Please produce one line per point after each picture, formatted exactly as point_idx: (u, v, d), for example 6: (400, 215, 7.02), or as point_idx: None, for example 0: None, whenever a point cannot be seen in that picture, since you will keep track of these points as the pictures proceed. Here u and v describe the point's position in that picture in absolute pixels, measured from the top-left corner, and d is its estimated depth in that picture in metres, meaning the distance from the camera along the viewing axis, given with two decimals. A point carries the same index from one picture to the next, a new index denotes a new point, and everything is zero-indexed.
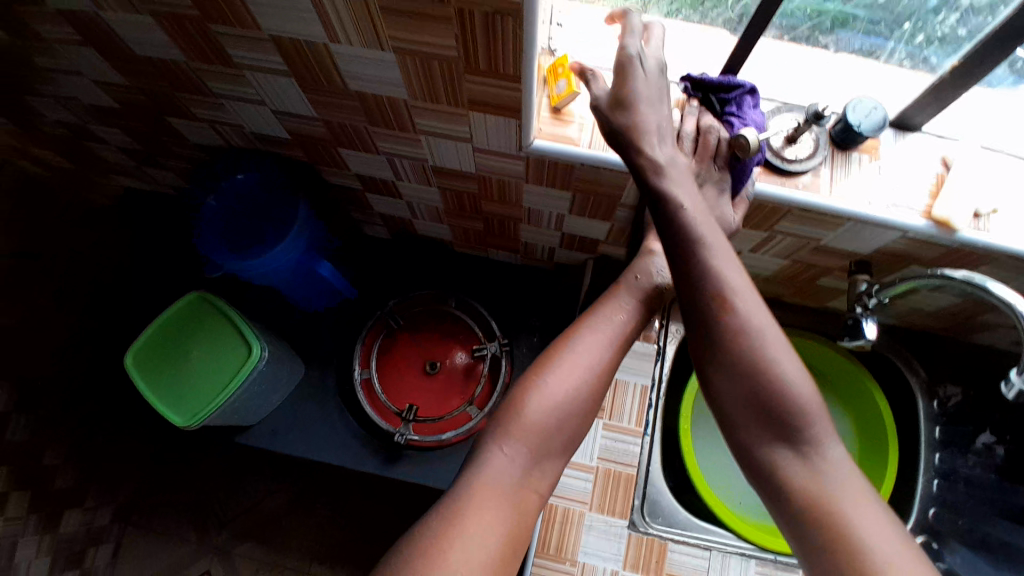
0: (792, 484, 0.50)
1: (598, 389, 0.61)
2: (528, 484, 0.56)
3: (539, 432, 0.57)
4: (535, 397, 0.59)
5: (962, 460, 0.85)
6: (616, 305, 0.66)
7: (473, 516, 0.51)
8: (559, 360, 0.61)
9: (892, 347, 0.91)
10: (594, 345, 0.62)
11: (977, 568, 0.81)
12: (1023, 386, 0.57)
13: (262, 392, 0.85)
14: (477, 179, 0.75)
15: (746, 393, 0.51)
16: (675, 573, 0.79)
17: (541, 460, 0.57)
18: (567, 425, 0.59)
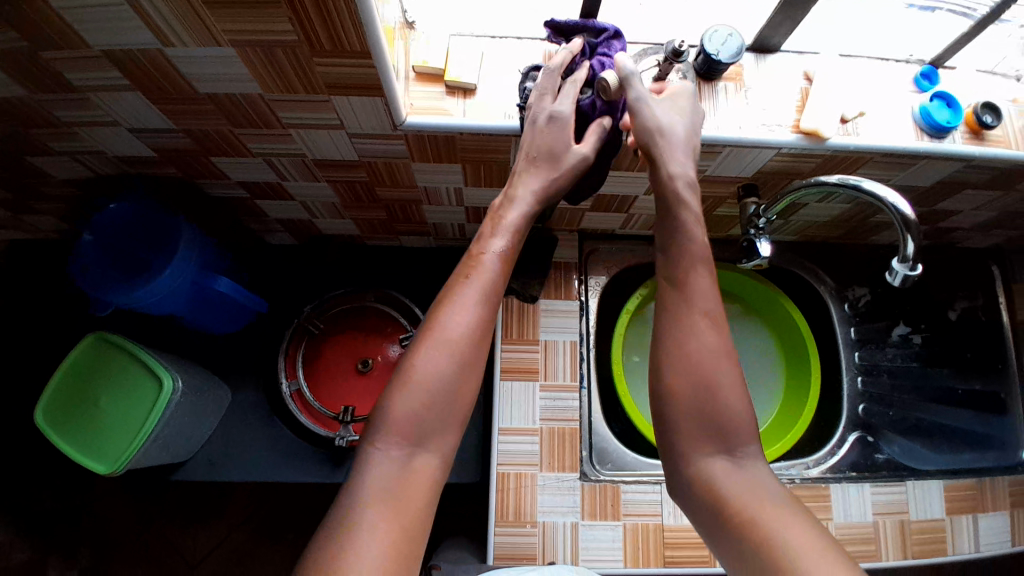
0: (721, 494, 0.52)
1: (475, 354, 0.55)
2: (412, 474, 0.51)
3: (415, 417, 0.52)
4: (403, 391, 0.53)
5: (881, 353, 0.92)
6: (482, 266, 0.59)
7: (358, 528, 0.47)
8: (426, 342, 0.55)
9: (800, 263, 0.94)
10: (460, 315, 0.56)
11: (915, 452, 0.87)
12: (905, 272, 0.58)
13: (187, 424, 0.81)
14: (364, 167, 0.73)
15: (695, 403, 0.55)
16: (632, 514, 0.80)
17: (424, 444, 0.53)
18: (447, 402, 0.54)
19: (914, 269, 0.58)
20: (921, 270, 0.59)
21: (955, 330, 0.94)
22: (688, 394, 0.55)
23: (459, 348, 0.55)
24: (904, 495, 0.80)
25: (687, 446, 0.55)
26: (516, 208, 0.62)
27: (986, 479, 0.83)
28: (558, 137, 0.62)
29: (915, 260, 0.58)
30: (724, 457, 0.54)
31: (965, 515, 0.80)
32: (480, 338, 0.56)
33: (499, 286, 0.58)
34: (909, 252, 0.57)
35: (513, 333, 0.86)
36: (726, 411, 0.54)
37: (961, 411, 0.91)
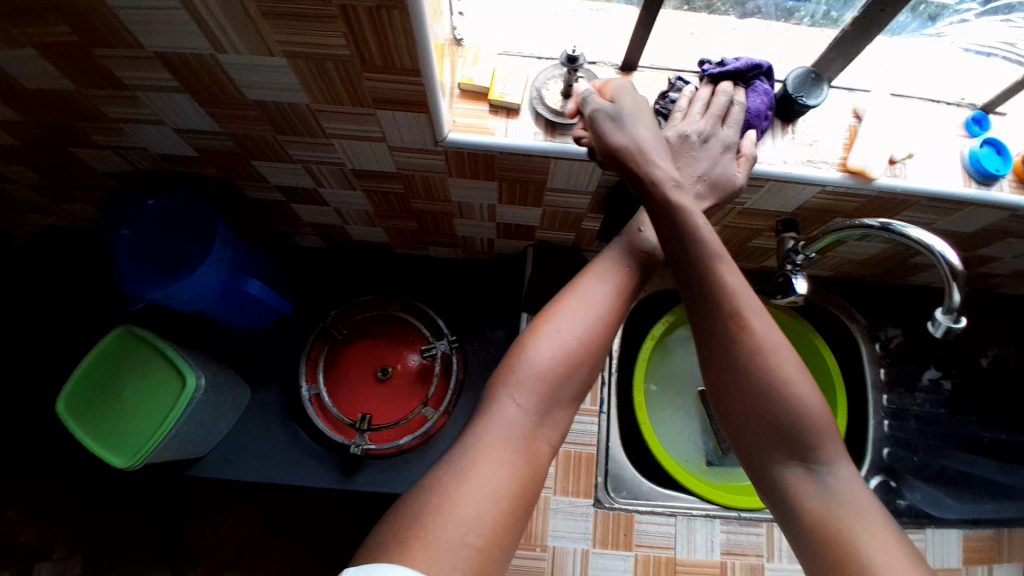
0: (804, 505, 0.51)
1: (609, 330, 0.60)
2: (537, 430, 0.55)
3: (544, 379, 0.56)
4: (539, 346, 0.58)
5: (909, 398, 0.90)
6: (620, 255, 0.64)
7: (482, 463, 0.51)
8: (565, 309, 0.59)
9: (832, 299, 0.93)
10: (599, 290, 0.61)
11: (938, 501, 0.85)
12: (949, 324, 0.57)
13: (206, 422, 0.82)
14: (401, 179, 0.73)
15: (758, 408, 0.53)
16: (645, 544, 0.80)
17: (552, 409, 0.57)
18: (576, 375, 0.58)
19: (958, 321, 0.57)
20: (964, 324, 0.57)
21: (989, 379, 0.91)
22: (751, 412, 0.54)
23: (593, 330, 0.59)
24: (922, 543, 0.81)
25: (763, 453, 0.54)
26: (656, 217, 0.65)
27: (1004, 533, 0.83)
28: (689, 159, 0.62)
29: (959, 312, 0.56)
30: (800, 467, 0.52)
31: (982, 567, 0.81)
32: (615, 316, 0.61)
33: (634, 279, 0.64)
34: (955, 303, 0.56)
35: None
36: (799, 415, 0.53)
37: (985, 461, 0.87)
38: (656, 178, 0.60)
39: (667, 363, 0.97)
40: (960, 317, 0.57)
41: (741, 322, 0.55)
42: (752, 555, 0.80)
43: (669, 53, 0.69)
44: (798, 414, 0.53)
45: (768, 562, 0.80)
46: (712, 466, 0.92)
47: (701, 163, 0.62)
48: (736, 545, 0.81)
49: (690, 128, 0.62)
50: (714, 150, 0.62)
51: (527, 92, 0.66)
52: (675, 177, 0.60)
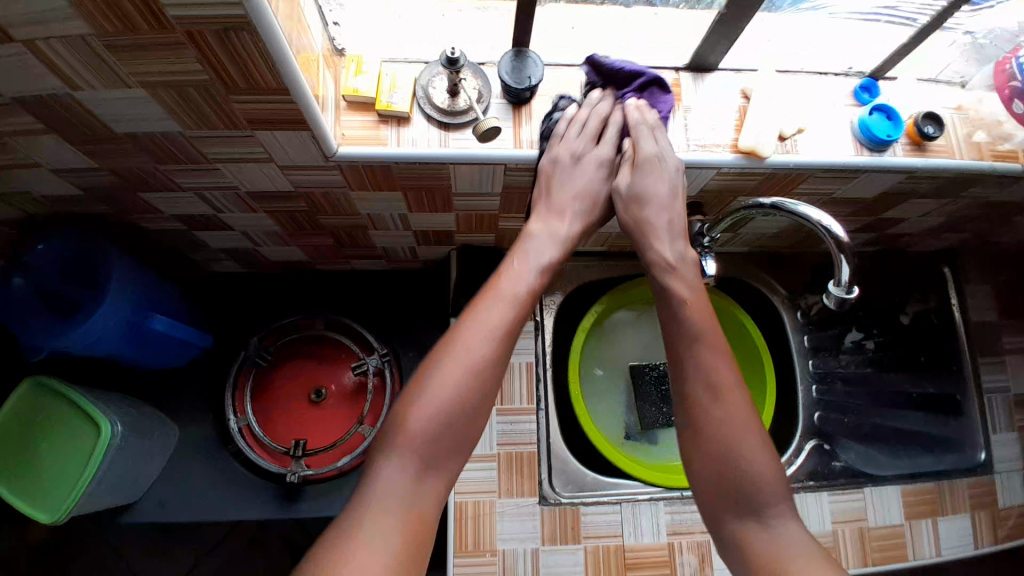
0: (753, 555, 0.54)
1: (493, 374, 0.56)
2: (416, 494, 0.52)
3: (424, 440, 0.53)
4: (417, 404, 0.54)
5: (834, 361, 0.93)
6: (502, 293, 0.60)
7: (360, 536, 0.48)
8: (447, 356, 0.56)
9: (755, 273, 0.94)
10: (479, 334, 0.57)
11: (872, 459, 0.88)
12: (840, 296, 0.59)
13: (130, 468, 0.79)
14: (301, 197, 0.71)
15: (715, 467, 0.55)
16: (592, 535, 0.80)
17: (434, 469, 0.53)
18: (458, 425, 0.54)
19: (849, 292, 0.59)
20: (856, 294, 0.59)
21: (911, 336, 0.93)
22: (712, 472, 0.55)
23: (465, 386, 0.55)
24: (862, 502, 0.82)
25: (717, 515, 0.56)
26: (541, 242, 0.63)
27: (945, 483, 0.84)
28: (567, 180, 0.64)
29: (850, 282, 0.58)
30: (757, 525, 0.54)
31: (923, 519, 0.82)
32: (499, 360, 0.57)
33: (520, 313, 0.60)
34: (845, 276, 0.57)
35: None
36: (754, 477, 0.54)
37: (914, 414, 0.91)
38: (652, 258, 0.63)
39: (601, 347, 0.98)
40: (851, 286, 0.59)
41: (713, 392, 0.56)
42: (698, 532, 0.81)
43: (555, 49, 0.69)
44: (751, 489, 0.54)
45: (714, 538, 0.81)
46: (631, 440, 0.94)
47: (577, 184, 0.64)
48: (681, 525, 0.81)
49: (565, 151, 0.63)
50: (578, 170, 0.64)
51: (414, 91, 0.64)
52: (672, 259, 0.62)
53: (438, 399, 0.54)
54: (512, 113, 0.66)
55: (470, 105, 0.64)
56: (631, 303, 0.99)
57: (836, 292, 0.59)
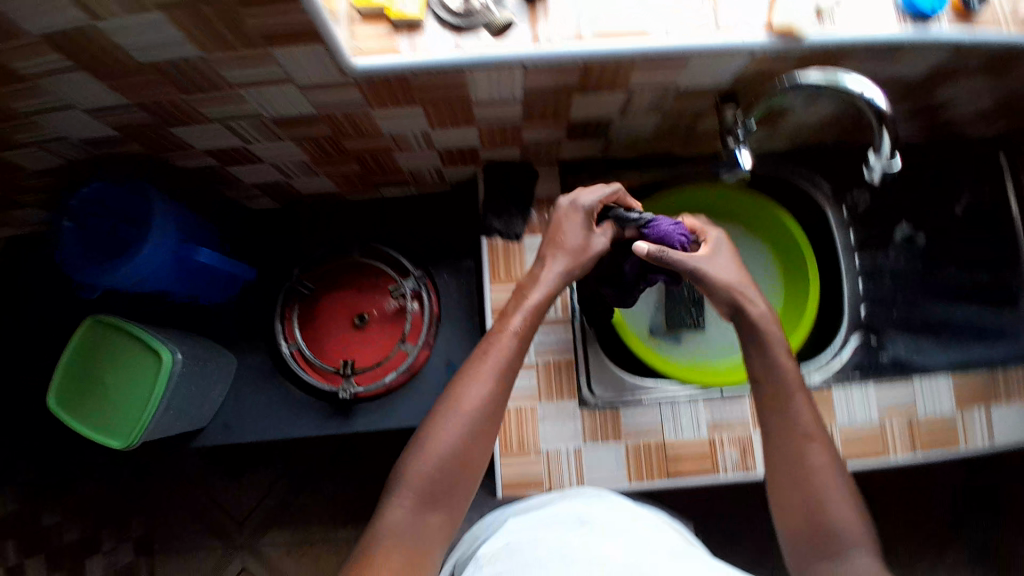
0: None
1: (484, 422, 0.66)
2: (422, 531, 0.62)
3: (426, 483, 0.63)
4: (419, 457, 0.64)
5: (881, 257, 0.88)
6: (493, 348, 0.69)
7: (376, 569, 0.59)
8: (446, 413, 0.65)
9: (795, 171, 0.90)
10: (474, 389, 0.66)
11: (921, 349, 0.85)
12: (885, 163, 0.61)
13: (192, 393, 0.85)
14: (326, 119, 0.71)
15: (807, 505, 0.65)
16: (632, 433, 0.83)
17: (436, 503, 0.63)
18: (460, 465, 0.64)
19: (892, 160, 0.61)
20: (900, 161, 0.61)
21: (963, 228, 0.88)
22: (801, 512, 0.65)
23: (465, 433, 0.65)
24: (912, 395, 0.81)
25: (803, 556, 0.65)
26: (548, 276, 0.73)
27: (997, 373, 0.83)
28: (571, 221, 0.75)
29: (892, 152, 0.60)
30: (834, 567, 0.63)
31: (977, 408, 0.82)
32: (493, 409, 0.66)
33: (511, 363, 0.68)
34: (885, 146, 0.60)
35: (501, 274, 0.86)
36: (838, 527, 0.64)
37: (970, 308, 0.87)
38: (751, 312, 0.71)
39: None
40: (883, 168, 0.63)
41: (807, 438, 0.67)
42: (738, 427, 0.83)
43: None
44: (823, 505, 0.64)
45: (754, 431, 0.82)
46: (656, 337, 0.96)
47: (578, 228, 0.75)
48: (721, 421, 0.83)
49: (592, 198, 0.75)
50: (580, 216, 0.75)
51: None
52: (765, 310, 0.71)
53: (440, 450, 0.64)
54: (527, 10, 0.63)
55: (484, 6, 0.62)
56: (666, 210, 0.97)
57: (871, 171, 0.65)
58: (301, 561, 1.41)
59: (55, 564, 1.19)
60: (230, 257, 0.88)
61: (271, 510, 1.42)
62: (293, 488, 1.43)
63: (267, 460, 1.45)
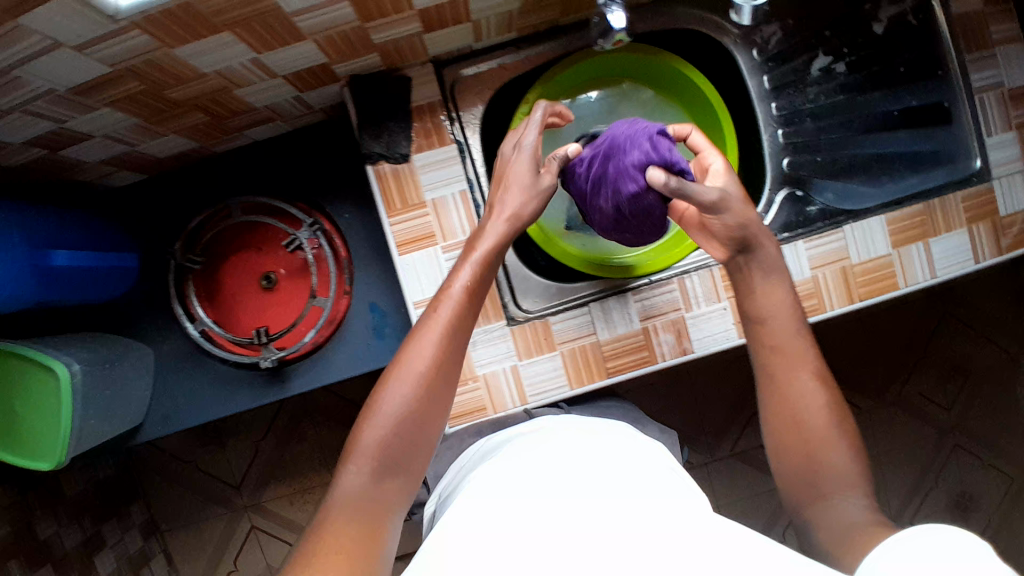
0: (847, 523, 0.58)
1: (437, 379, 0.63)
2: (378, 499, 0.57)
3: (380, 448, 0.59)
4: (370, 422, 0.60)
5: (801, 96, 0.80)
6: (441, 305, 0.66)
7: (330, 537, 0.52)
8: (395, 376, 0.62)
9: (696, 18, 0.78)
10: (424, 346, 0.64)
11: (850, 193, 0.80)
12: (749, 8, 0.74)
13: (111, 397, 0.82)
14: (130, 75, 0.62)
15: (796, 439, 0.65)
16: (566, 340, 0.80)
17: (390, 473, 0.59)
18: (415, 428, 0.61)
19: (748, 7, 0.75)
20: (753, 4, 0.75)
21: (885, 47, 0.80)
22: (794, 447, 0.65)
23: (420, 391, 0.61)
24: (843, 241, 0.78)
25: (800, 500, 0.64)
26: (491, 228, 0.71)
27: (935, 200, 0.79)
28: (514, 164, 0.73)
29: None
30: (829, 505, 0.61)
31: (914, 245, 0.79)
32: (447, 366, 0.64)
33: (462, 319, 0.66)
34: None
35: (396, 203, 0.78)
36: (829, 464, 0.63)
37: (898, 136, 0.81)
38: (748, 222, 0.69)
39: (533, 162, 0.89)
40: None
41: (792, 360, 0.67)
42: (671, 312, 0.80)
43: None
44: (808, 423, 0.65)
45: (687, 312, 0.80)
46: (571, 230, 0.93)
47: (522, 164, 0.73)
48: (653, 309, 0.80)
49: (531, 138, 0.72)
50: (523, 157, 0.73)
51: None
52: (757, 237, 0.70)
53: (393, 411, 0.60)
54: None
55: None
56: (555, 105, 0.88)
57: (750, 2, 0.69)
58: (306, 508, 1.44)
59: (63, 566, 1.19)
60: (102, 248, 0.81)
61: (265, 468, 1.45)
62: (280, 444, 1.45)
63: (247, 423, 1.45)
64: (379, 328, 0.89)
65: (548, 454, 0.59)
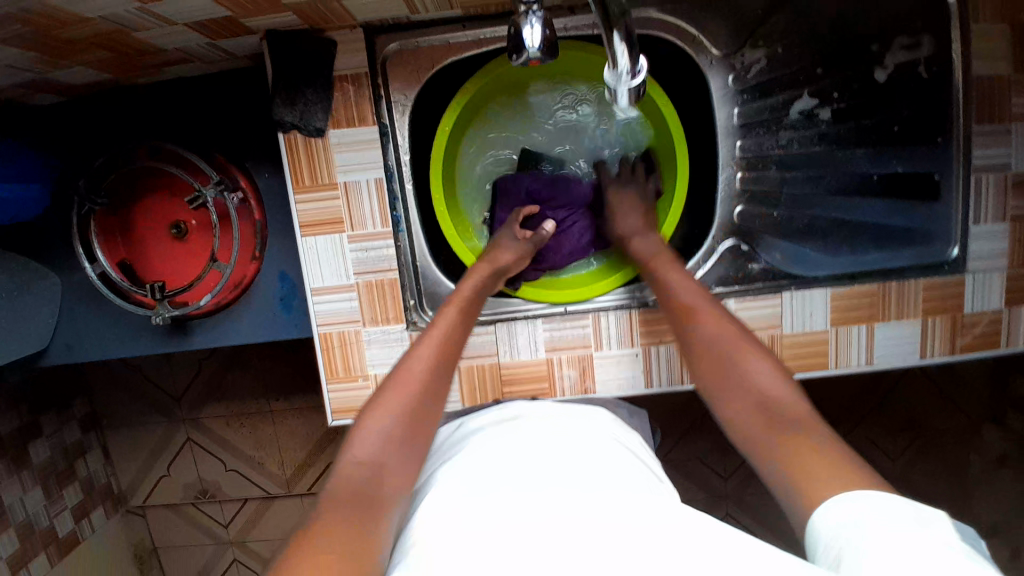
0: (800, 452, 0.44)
1: (442, 374, 0.56)
2: (380, 491, 0.46)
3: (386, 444, 0.49)
4: (370, 420, 0.50)
5: (770, 140, 0.70)
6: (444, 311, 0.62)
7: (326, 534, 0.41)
8: (400, 371, 0.54)
9: (670, 27, 0.67)
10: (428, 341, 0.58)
11: (801, 257, 0.72)
12: (623, 81, 0.49)
13: (13, 321, 0.82)
14: (4, 17, 0.56)
15: (744, 398, 0.50)
16: (466, 355, 0.75)
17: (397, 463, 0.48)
18: (421, 425, 0.52)
19: (633, 77, 0.49)
20: (643, 76, 0.50)
21: (884, 98, 0.69)
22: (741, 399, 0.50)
23: (419, 393, 0.53)
24: (778, 309, 0.71)
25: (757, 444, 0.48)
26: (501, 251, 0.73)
27: (894, 282, 0.70)
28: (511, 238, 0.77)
29: (631, 65, 0.48)
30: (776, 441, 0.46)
31: (856, 326, 0.71)
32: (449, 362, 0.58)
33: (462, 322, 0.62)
34: (621, 58, 0.47)
35: (304, 179, 0.71)
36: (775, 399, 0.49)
37: (870, 204, 0.71)
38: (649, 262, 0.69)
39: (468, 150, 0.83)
40: (641, 61, 0.49)
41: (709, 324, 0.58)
42: (579, 347, 0.75)
43: None
44: (759, 389, 0.50)
45: (596, 351, 0.74)
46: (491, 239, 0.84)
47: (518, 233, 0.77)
48: (560, 341, 0.75)
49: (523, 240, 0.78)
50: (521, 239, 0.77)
51: None
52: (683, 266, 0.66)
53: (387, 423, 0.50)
54: None
55: None
56: (509, 94, 0.82)
57: (623, 82, 0.49)
58: (241, 432, 1.37)
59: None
60: None
61: (203, 392, 1.37)
62: (212, 385, 1.36)
63: None
64: (286, 299, 0.85)
65: (522, 442, 0.52)
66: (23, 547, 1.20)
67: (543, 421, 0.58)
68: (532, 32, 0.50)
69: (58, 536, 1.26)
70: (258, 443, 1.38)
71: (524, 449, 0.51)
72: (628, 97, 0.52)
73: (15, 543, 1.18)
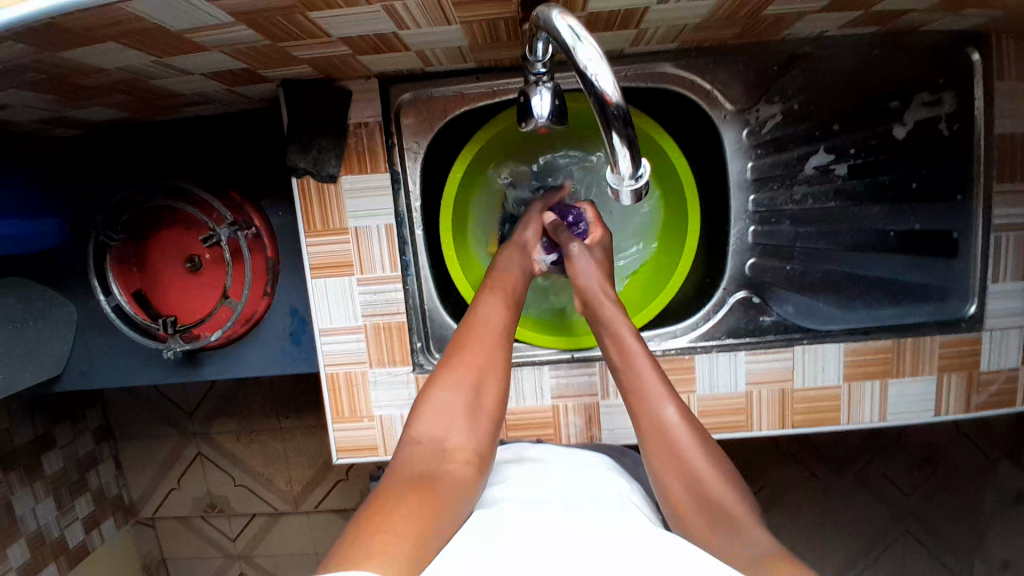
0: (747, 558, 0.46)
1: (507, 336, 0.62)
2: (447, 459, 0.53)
3: (457, 407, 0.56)
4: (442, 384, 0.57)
5: (784, 194, 0.70)
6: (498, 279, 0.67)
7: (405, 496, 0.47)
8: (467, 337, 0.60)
9: (684, 82, 0.67)
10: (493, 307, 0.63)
11: (815, 311, 0.71)
12: (625, 184, 0.46)
13: (31, 348, 0.83)
14: (24, 69, 0.56)
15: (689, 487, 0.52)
16: None
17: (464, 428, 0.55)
18: (490, 382, 0.58)
19: (636, 179, 0.46)
20: (647, 177, 0.47)
21: (901, 155, 0.68)
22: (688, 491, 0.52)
23: (488, 355, 0.59)
24: (789, 362, 0.69)
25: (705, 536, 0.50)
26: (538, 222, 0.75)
27: (909, 339, 0.69)
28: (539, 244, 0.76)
29: (635, 169, 0.45)
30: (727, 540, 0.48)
31: (869, 382, 0.70)
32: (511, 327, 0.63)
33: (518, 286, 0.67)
34: (622, 161, 0.44)
35: (316, 224, 0.72)
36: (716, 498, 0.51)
37: (887, 258, 0.70)
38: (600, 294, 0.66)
39: (482, 192, 0.84)
40: (643, 165, 0.46)
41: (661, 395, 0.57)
42: (585, 395, 0.74)
43: None
44: (704, 487, 0.52)
45: (602, 400, 0.74)
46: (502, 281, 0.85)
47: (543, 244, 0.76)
48: (567, 388, 0.74)
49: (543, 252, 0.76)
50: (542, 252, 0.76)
51: None
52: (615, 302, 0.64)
53: (444, 401, 0.56)
54: None
55: None
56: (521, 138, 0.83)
57: (625, 186, 0.46)
58: (251, 448, 1.38)
59: (11, 465, 1.17)
60: None
61: (213, 406, 1.37)
62: (220, 401, 1.36)
63: None
64: (295, 334, 0.86)
65: (551, 483, 0.55)
66: (34, 557, 1.18)
67: (559, 466, 0.60)
68: (540, 102, 0.51)
69: (68, 547, 1.25)
70: (267, 458, 1.37)
71: (552, 488, 0.54)
72: (628, 196, 0.47)
73: (27, 553, 1.16)
